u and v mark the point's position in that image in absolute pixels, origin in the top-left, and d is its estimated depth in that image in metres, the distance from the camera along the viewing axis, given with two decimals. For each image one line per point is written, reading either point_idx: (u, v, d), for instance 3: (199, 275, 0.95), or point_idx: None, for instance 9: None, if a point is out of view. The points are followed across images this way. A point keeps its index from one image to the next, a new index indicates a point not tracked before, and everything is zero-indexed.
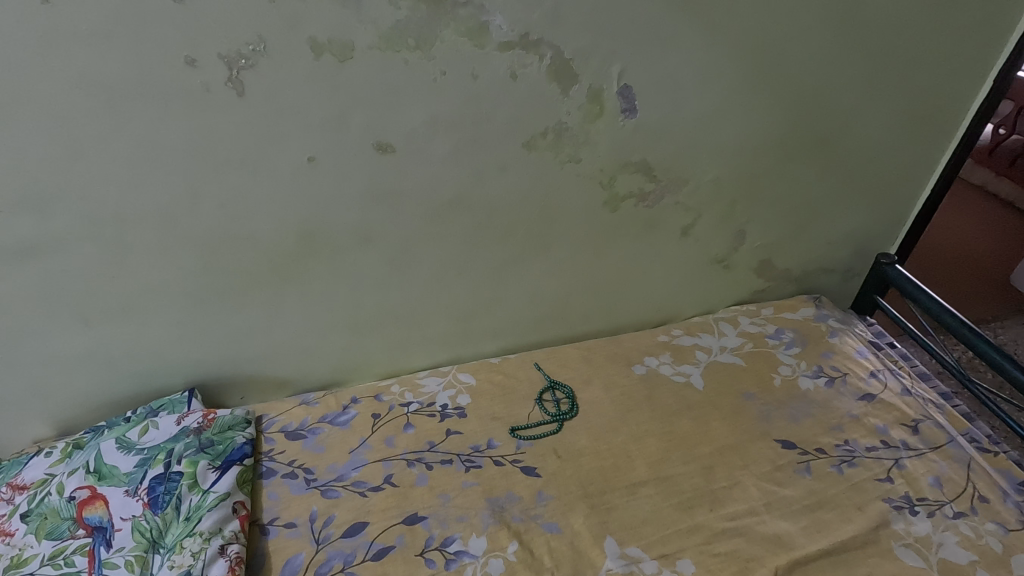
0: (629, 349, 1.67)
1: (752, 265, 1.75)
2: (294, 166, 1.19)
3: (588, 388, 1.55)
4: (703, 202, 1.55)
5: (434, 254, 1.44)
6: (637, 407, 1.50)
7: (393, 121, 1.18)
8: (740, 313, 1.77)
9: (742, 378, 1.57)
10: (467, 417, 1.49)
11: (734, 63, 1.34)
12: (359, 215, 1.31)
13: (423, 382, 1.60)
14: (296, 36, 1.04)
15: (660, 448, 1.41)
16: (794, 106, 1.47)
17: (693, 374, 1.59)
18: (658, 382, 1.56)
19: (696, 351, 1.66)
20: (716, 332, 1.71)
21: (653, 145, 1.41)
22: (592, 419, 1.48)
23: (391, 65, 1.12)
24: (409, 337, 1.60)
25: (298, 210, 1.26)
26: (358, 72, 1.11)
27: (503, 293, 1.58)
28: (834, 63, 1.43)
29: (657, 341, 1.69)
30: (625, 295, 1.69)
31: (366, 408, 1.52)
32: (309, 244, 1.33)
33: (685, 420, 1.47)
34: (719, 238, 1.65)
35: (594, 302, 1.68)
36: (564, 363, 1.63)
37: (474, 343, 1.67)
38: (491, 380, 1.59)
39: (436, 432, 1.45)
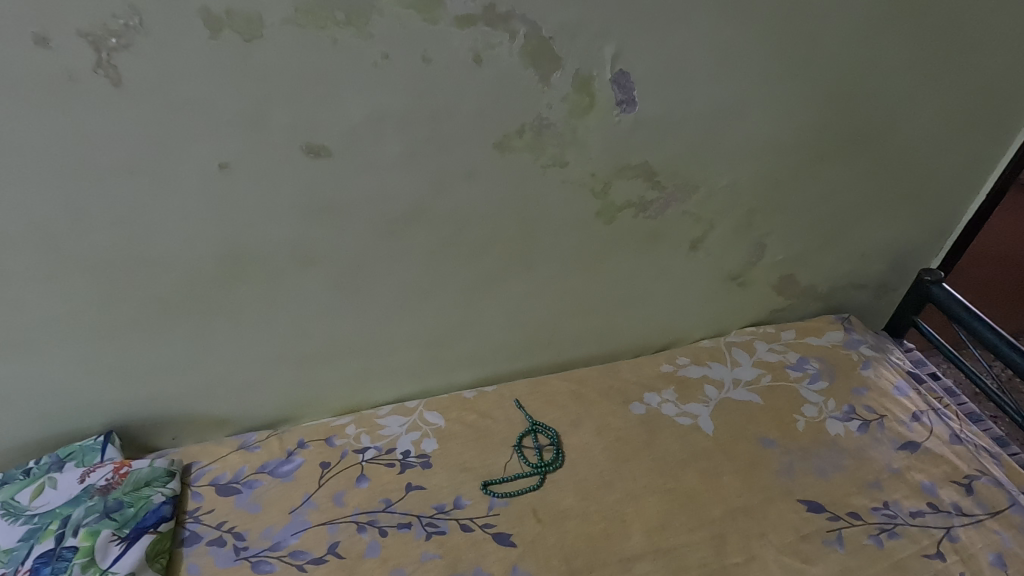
0: (626, 382, 1.42)
1: (772, 283, 1.50)
2: (200, 175, 0.94)
3: (576, 431, 1.32)
4: (716, 211, 1.30)
5: (392, 276, 1.19)
6: (634, 456, 1.26)
7: (325, 117, 0.93)
8: (755, 337, 1.53)
9: (759, 419, 1.33)
10: (432, 467, 1.26)
11: (757, 43, 1.08)
12: (293, 233, 1.06)
13: (384, 422, 1.36)
14: (183, 7, 0.79)
15: (662, 510, 1.17)
16: (829, 98, 1.21)
17: (700, 414, 1.34)
18: (660, 425, 1.32)
19: (704, 385, 1.41)
20: (727, 360, 1.47)
21: (656, 144, 1.15)
22: (581, 470, 1.25)
23: (316, 46, 0.87)
24: (369, 369, 1.36)
25: (215, 229, 1.01)
26: (272, 55, 0.86)
27: (479, 319, 1.34)
28: (880, 44, 1.16)
29: (659, 372, 1.44)
30: (622, 318, 1.45)
31: (314, 457, 1.29)
32: (234, 268, 1.08)
33: (692, 473, 1.23)
34: (733, 253, 1.40)
35: (586, 327, 1.44)
36: (549, 400, 1.39)
37: (447, 375, 1.43)
38: (463, 420, 1.35)
39: (394, 488, 1.23)
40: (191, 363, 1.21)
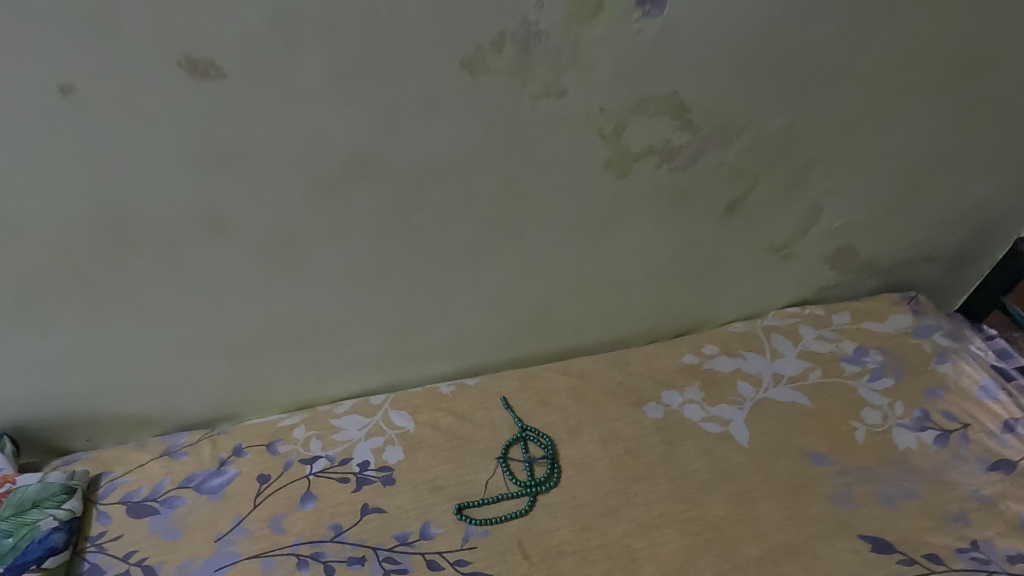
0: (639, 377, 1.15)
1: (825, 255, 1.20)
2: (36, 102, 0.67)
3: (575, 441, 1.06)
4: (763, 162, 0.99)
5: (336, 247, 0.92)
6: (647, 475, 1.01)
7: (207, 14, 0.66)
8: (800, 321, 1.24)
9: (806, 428, 1.05)
10: (395, 484, 1.02)
11: None
12: (191, 188, 0.79)
13: (340, 424, 1.11)
14: None
15: (682, 547, 0.92)
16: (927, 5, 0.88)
17: (733, 420, 1.07)
18: (681, 434, 1.06)
19: (737, 381, 1.13)
20: (766, 351, 1.19)
21: (689, 67, 0.84)
22: (580, 492, 0.99)
23: None
24: (321, 359, 1.11)
25: (78, 182, 0.75)
26: None
27: (455, 301, 1.07)
28: None
29: (680, 366, 1.17)
30: (634, 298, 1.17)
31: (251, 468, 1.05)
32: (118, 236, 0.82)
33: (722, 499, 0.97)
34: (781, 217, 1.10)
35: (590, 309, 1.17)
36: (544, 399, 1.13)
37: (419, 366, 1.18)
38: (437, 425, 1.10)
39: (346, 510, 0.99)
40: (96, 355, 0.97)
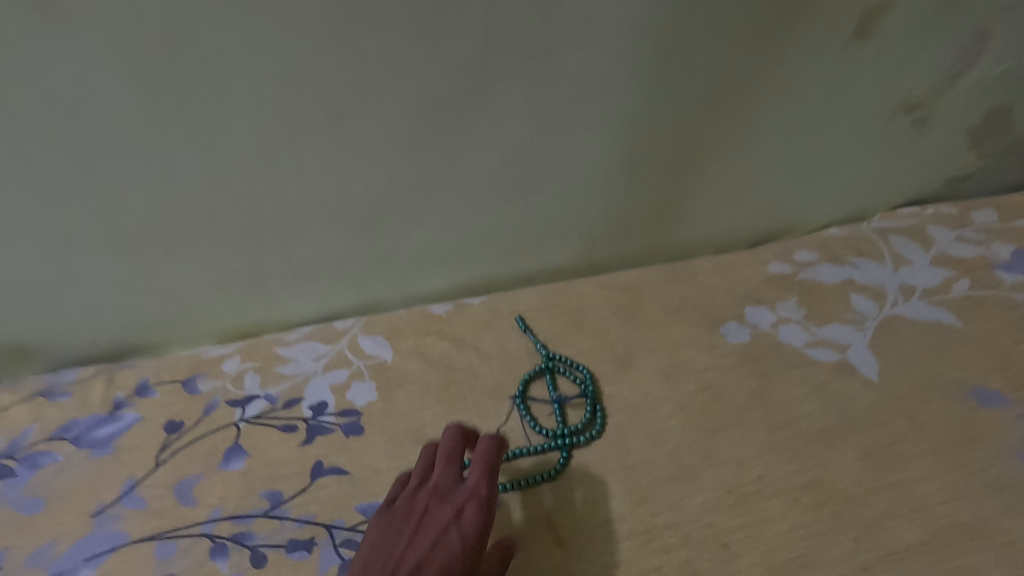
0: (710, 291, 0.82)
1: (968, 126, 0.87)
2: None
3: (625, 375, 0.73)
4: None
5: (262, 63, 0.60)
6: (735, 421, 0.68)
7: None
8: (926, 221, 0.90)
9: (963, 356, 0.72)
10: (363, 434, 0.69)
11: None
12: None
13: (288, 353, 0.79)
14: None
15: (796, 528, 0.60)
16: None
17: (853, 345, 0.74)
18: (779, 364, 0.73)
19: (852, 295, 0.80)
20: (886, 257, 0.85)
21: None
22: (636, 446, 0.67)
23: None
24: (260, 264, 0.78)
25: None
26: None
27: (451, 172, 0.74)
28: None
29: (766, 277, 0.83)
30: (702, 181, 0.84)
31: (156, 414, 0.73)
32: None
33: (852, 457, 0.65)
34: (926, 50, 0.77)
35: (641, 195, 0.84)
36: (577, 320, 0.80)
37: (402, 276, 0.85)
38: (425, 353, 0.77)
39: (290, 472, 0.67)
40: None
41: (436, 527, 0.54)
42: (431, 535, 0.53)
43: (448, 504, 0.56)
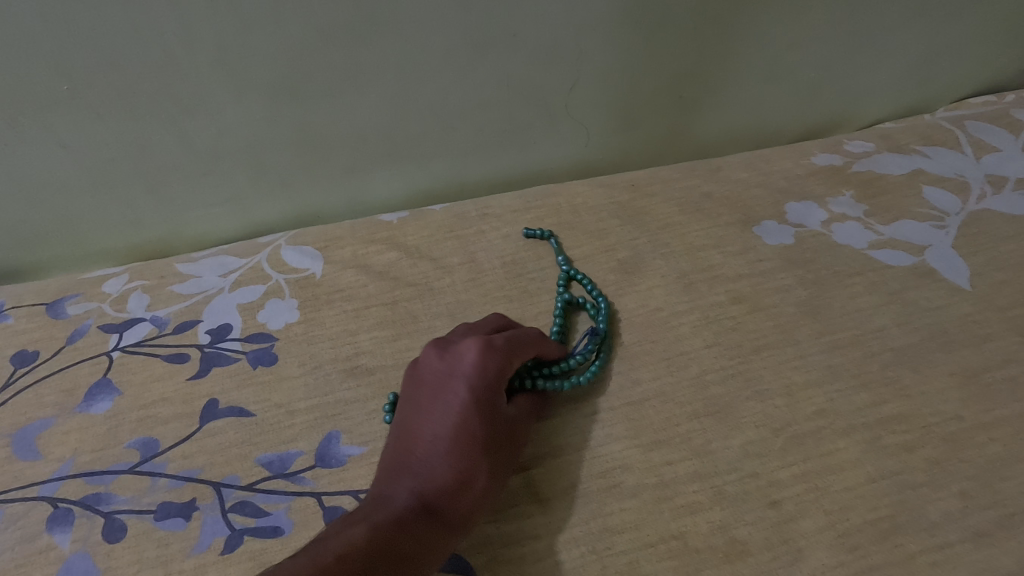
0: (738, 187, 0.64)
1: None
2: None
3: (628, 288, 0.55)
4: None
5: None
6: (779, 340, 0.50)
7: None
8: (1008, 107, 0.71)
9: None
10: (275, 364, 0.51)
11: None
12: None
13: (189, 270, 0.60)
14: None
15: (876, 479, 0.43)
16: None
17: (933, 246, 0.56)
18: (834, 269, 0.55)
19: (925, 187, 0.61)
20: (963, 144, 0.66)
21: None
22: (645, 374, 0.49)
23: None
24: (150, 147, 0.60)
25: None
26: None
27: (392, 12, 0.55)
28: None
29: (810, 170, 0.65)
30: (724, 46, 0.66)
31: (3, 343, 0.55)
32: None
33: (945, 384, 0.47)
34: None
35: (646, 64, 0.65)
36: (567, 223, 0.62)
37: (343, 175, 0.67)
38: (367, 265, 0.59)
39: (172, 413, 0.49)
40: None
41: (440, 389, 0.42)
42: (435, 402, 0.42)
43: (450, 355, 0.43)
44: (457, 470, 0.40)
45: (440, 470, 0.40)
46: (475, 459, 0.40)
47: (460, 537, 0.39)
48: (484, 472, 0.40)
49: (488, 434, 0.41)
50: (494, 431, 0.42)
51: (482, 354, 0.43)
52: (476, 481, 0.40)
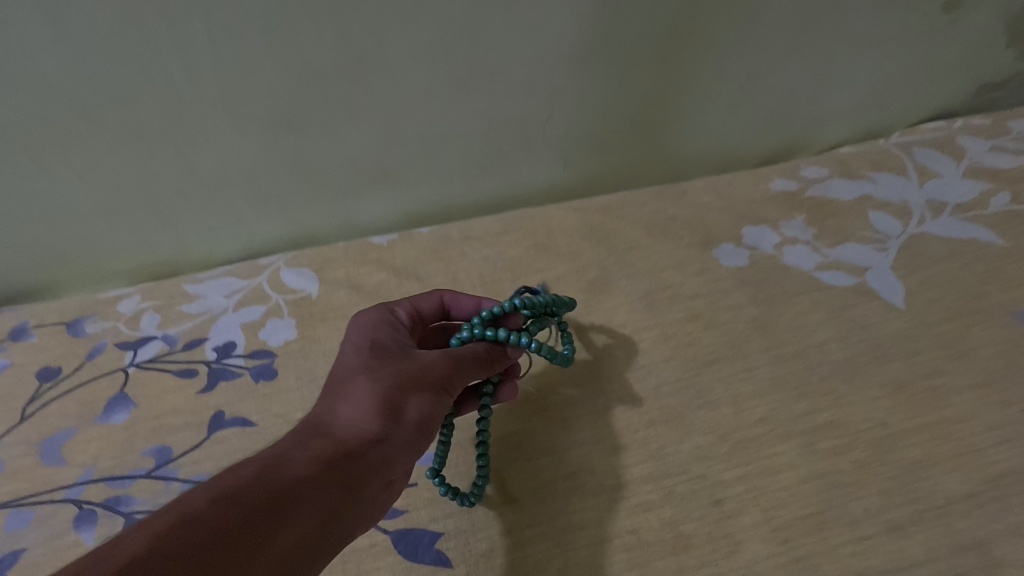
0: (701, 210, 0.69)
1: (1009, 9, 0.72)
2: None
3: (596, 307, 0.61)
4: None
5: None
6: (729, 354, 0.56)
7: None
8: (955, 133, 0.77)
9: (1006, 275, 0.60)
10: (276, 379, 0.57)
11: None
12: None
13: (196, 291, 0.66)
14: None
15: (808, 480, 0.48)
16: None
17: (873, 267, 0.61)
18: (783, 289, 0.60)
19: (870, 211, 0.67)
20: (909, 170, 0.72)
21: None
22: (609, 387, 0.55)
23: None
24: (158, 177, 0.65)
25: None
26: None
27: (381, 56, 0.61)
28: None
29: (767, 194, 0.71)
30: (686, 79, 0.71)
31: (28, 360, 0.60)
32: None
33: (876, 394, 0.52)
34: None
35: (616, 97, 0.70)
36: (542, 245, 0.67)
37: (337, 199, 0.73)
38: (359, 285, 0.65)
39: (182, 423, 0.54)
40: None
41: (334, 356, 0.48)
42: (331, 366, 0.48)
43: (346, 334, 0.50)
44: (342, 398, 0.43)
45: (327, 405, 0.43)
46: (353, 378, 0.44)
47: (350, 448, 0.40)
48: (365, 388, 0.43)
49: (370, 362, 0.45)
50: (376, 359, 0.45)
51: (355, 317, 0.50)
52: (357, 394, 0.43)
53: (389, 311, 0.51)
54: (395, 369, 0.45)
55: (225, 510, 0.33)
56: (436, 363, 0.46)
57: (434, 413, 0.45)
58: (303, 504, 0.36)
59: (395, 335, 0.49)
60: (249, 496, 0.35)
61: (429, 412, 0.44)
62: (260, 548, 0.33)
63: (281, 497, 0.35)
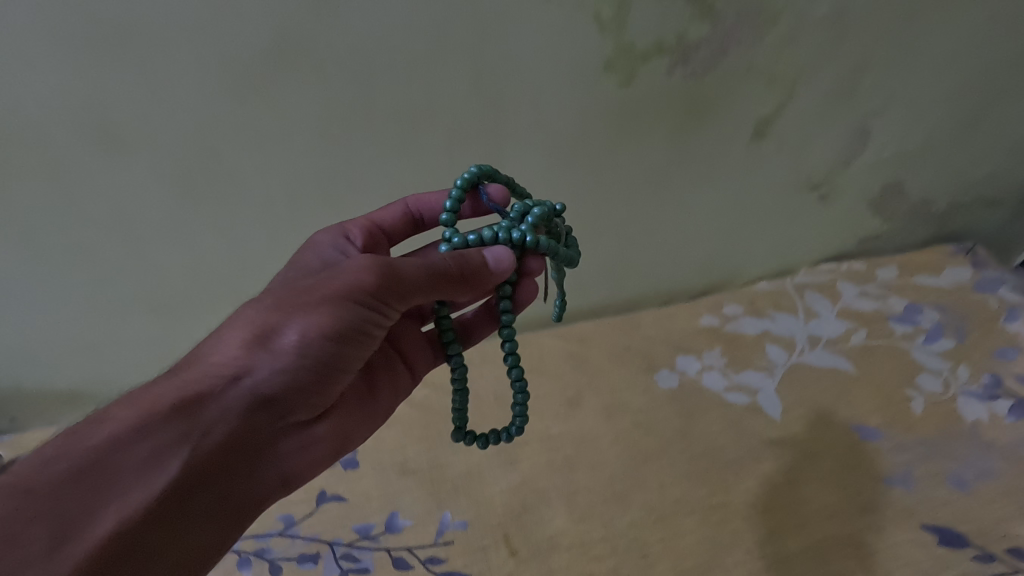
0: (648, 342, 0.98)
1: (869, 194, 1.01)
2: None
3: (572, 416, 0.89)
4: (797, 69, 0.79)
5: (278, 177, 0.74)
6: (659, 452, 0.84)
7: None
8: (839, 277, 1.06)
9: (850, 395, 0.88)
10: (358, 468, 0.85)
11: None
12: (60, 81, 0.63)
13: None
14: None
15: (705, 542, 0.74)
16: None
17: (763, 389, 0.90)
18: (700, 406, 0.89)
19: (765, 345, 0.96)
20: (799, 310, 1.01)
21: None
22: (580, 476, 0.82)
23: None
24: None
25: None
26: None
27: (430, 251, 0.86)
28: None
29: (697, 328, 1.00)
30: (640, 249, 0.98)
31: None
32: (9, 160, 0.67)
33: (753, 484, 0.80)
34: (820, 144, 0.90)
35: (588, 261, 0.98)
36: (536, 367, 0.96)
37: None
38: (409, 397, 0.94)
39: (299, 498, 0.81)
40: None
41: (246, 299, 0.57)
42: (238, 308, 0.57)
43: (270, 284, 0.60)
44: (219, 343, 0.52)
45: (209, 350, 0.52)
46: (236, 322, 0.53)
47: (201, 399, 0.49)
48: (236, 337, 0.52)
49: (254, 310, 0.54)
50: (264, 304, 0.54)
51: (312, 242, 0.66)
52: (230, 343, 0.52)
53: (345, 233, 0.66)
54: (281, 304, 0.53)
55: (35, 486, 0.42)
56: (336, 279, 0.53)
57: (325, 325, 0.52)
58: (136, 462, 0.45)
59: (336, 253, 0.64)
60: (57, 472, 0.43)
61: (313, 334, 0.52)
62: (84, 514, 0.42)
63: (101, 465, 0.44)
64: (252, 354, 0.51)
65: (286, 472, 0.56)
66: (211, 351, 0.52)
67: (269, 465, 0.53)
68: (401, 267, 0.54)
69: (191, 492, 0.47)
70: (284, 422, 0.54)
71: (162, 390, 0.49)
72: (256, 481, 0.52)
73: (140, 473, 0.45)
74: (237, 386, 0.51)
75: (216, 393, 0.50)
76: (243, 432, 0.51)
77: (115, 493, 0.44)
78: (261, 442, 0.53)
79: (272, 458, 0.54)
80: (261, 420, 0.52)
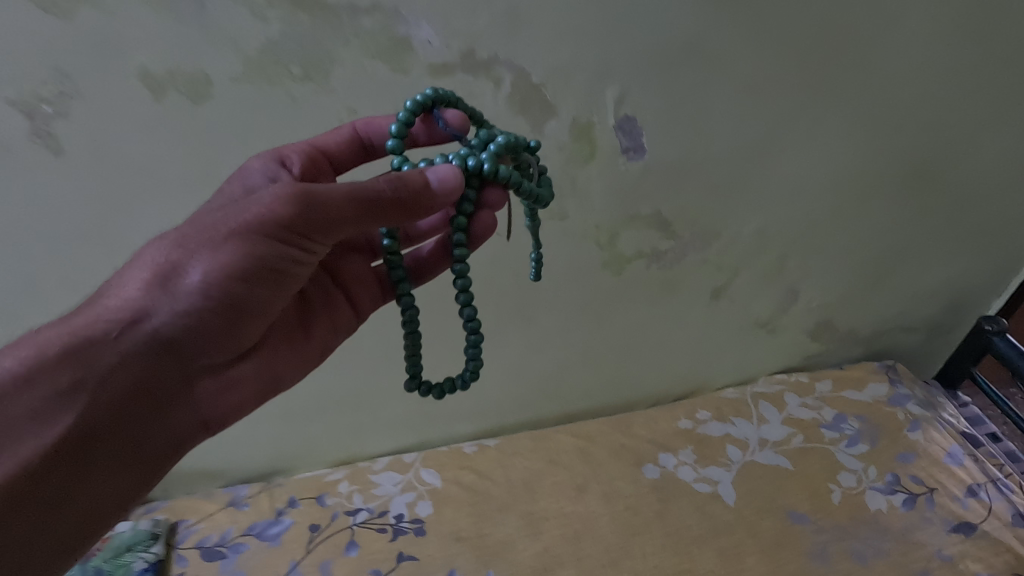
0: (638, 440, 1.30)
1: (806, 328, 1.34)
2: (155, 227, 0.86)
3: (580, 499, 1.21)
4: (738, 260, 1.13)
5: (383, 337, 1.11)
6: (644, 529, 1.15)
7: None
8: (787, 388, 1.38)
9: (787, 488, 1.19)
10: (426, 535, 1.16)
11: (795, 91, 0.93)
12: None
13: (377, 479, 1.28)
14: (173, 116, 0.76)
15: None
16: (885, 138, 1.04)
17: (722, 481, 1.21)
18: (675, 494, 1.20)
19: (726, 446, 1.28)
20: (754, 417, 1.33)
21: (687, 188, 0.99)
22: (586, 545, 1.13)
23: (264, 106, 0.77)
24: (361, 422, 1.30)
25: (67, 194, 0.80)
26: (215, 118, 0.77)
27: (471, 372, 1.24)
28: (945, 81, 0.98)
29: (676, 430, 1.32)
30: (631, 369, 1.32)
31: (302, 519, 1.20)
32: None
33: (712, 555, 1.10)
34: (763, 300, 1.24)
35: (593, 377, 1.31)
36: (554, 459, 1.29)
37: (445, 423, 1.36)
38: (460, 480, 1.26)
39: (383, 557, 1.12)
40: None
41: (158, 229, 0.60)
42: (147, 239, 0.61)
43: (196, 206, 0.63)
44: (121, 284, 0.57)
45: (112, 291, 0.58)
46: (138, 263, 0.58)
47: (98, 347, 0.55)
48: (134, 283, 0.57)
49: (159, 248, 0.57)
50: (171, 240, 0.57)
51: (245, 167, 0.67)
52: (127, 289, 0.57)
53: (283, 158, 0.68)
54: (188, 242, 0.56)
55: None
56: (251, 210, 0.55)
57: (233, 263, 0.56)
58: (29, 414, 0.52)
59: (265, 180, 0.66)
60: None
61: (218, 272, 0.56)
62: None
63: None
64: (151, 295, 0.57)
65: (200, 407, 0.64)
66: (113, 291, 0.57)
67: (181, 405, 0.62)
68: (323, 194, 0.54)
69: (93, 440, 0.55)
70: (194, 362, 0.62)
71: (58, 338, 0.55)
72: (166, 417, 0.60)
73: (37, 418, 0.52)
74: (134, 330, 0.56)
75: (117, 336, 0.56)
76: (147, 373, 0.58)
77: (17, 435, 0.51)
78: (167, 382, 0.60)
79: (185, 396, 0.62)
80: (167, 360, 0.59)
